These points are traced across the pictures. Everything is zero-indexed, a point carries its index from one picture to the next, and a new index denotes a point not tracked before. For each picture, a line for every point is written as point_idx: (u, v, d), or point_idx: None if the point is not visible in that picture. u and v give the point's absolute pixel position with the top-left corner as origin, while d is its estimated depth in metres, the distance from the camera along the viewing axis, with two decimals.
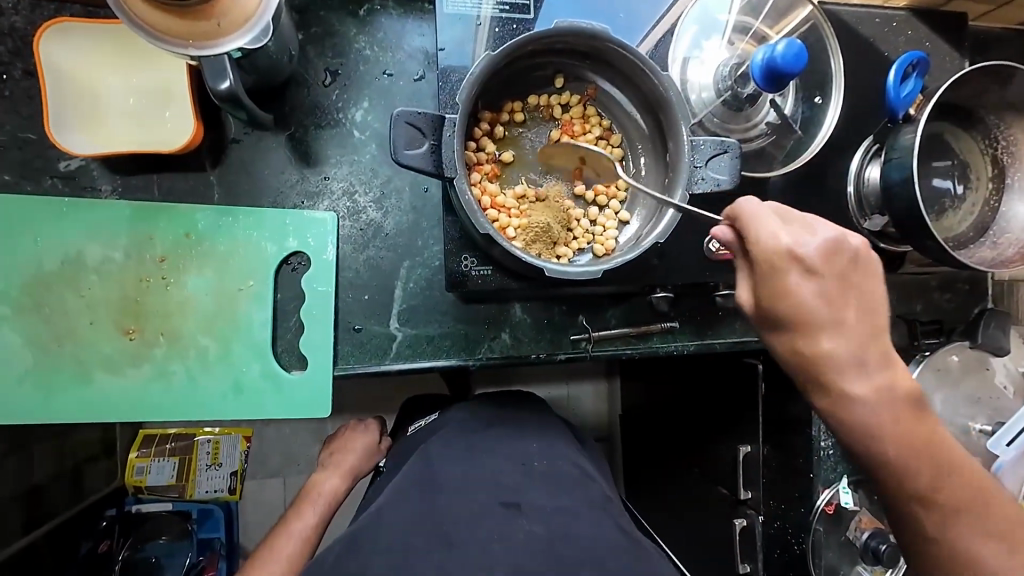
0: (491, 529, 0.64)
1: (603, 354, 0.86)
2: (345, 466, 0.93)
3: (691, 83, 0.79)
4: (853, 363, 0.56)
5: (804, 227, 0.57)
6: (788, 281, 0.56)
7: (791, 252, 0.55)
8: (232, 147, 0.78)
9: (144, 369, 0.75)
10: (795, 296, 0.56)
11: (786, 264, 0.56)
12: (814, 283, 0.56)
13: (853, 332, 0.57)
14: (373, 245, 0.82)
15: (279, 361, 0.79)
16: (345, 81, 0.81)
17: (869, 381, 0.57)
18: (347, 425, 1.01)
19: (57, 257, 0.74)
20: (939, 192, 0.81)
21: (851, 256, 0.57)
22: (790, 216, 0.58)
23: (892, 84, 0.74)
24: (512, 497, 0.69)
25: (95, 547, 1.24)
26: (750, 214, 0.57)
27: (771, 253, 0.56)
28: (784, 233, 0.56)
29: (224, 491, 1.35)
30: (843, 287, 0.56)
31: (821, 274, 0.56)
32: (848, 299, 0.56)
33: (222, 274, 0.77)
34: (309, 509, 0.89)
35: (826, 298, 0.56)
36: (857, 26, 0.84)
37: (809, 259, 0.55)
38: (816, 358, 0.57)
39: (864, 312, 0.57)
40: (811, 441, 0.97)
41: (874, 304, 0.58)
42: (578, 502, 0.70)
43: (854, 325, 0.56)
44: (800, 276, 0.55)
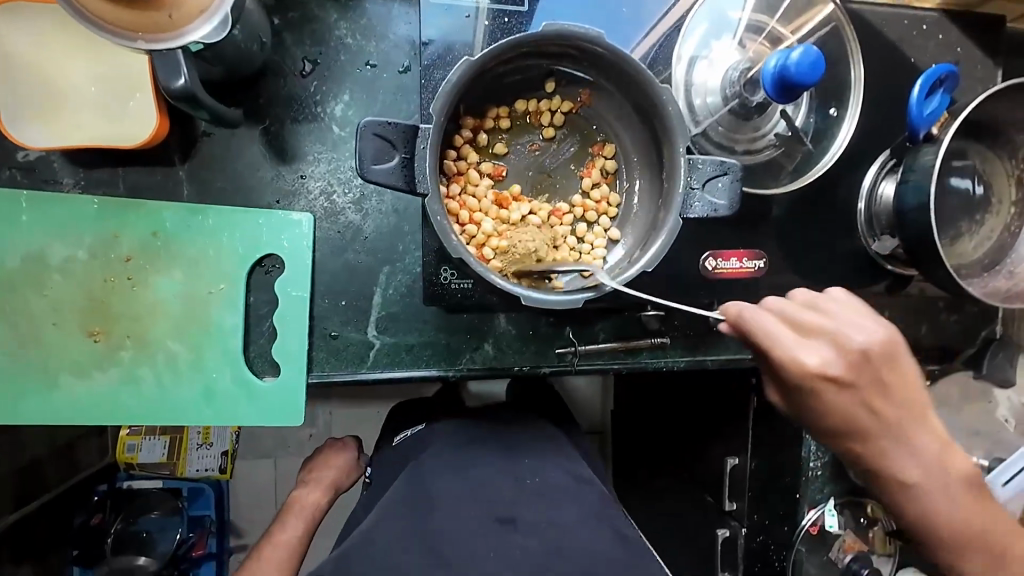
0: (489, 547, 0.62)
1: (589, 368, 0.83)
2: (324, 482, 0.93)
3: (696, 85, 0.73)
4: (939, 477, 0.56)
5: (825, 336, 0.52)
6: (823, 399, 0.52)
7: (821, 370, 0.51)
8: (202, 140, 0.73)
9: (111, 373, 0.72)
10: (834, 416, 0.53)
11: (821, 385, 0.52)
12: (849, 396, 0.52)
13: (900, 430, 0.55)
14: (351, 248, 0.78)
15: (251, 367, 0.76)
16: (324, 72, 0.75)
17: (952, 504, 0.56)
18: (327, 442, 0.99)
19: (17, 255, 0.70)
20: (958, 213, 0.75)
21: (883, 355, 0.52)
22: (804, 322, 0.53)
23: (917, 99, 0.68)
24: (506, 512, 0.66)
25: (89, 520, 1.26)
26: (766, 334, 0.53)
27: (801, 377, 0.52)
28: (809, 350, 0.52)
29: (215, 470, 1.34)
30: (880, 395, 0.53)
31: (857, 385, 0.52)
32: (884, 409, 0.53)
33: (192, 276, 0.73)
34: (293, 522, 0.88)
35: (861, 405, 0.53)
36: (883, 26, 0.77)
37: (841, 374, 0.51)
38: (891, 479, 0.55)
39: (905, 405, 0.54)
40: (800, 460, 0.95)
41: (915, 403, 0.54)
42: (569, 516, 0.67)
43: (928, 443, 0.55)
44: (834, 393, 0.52)
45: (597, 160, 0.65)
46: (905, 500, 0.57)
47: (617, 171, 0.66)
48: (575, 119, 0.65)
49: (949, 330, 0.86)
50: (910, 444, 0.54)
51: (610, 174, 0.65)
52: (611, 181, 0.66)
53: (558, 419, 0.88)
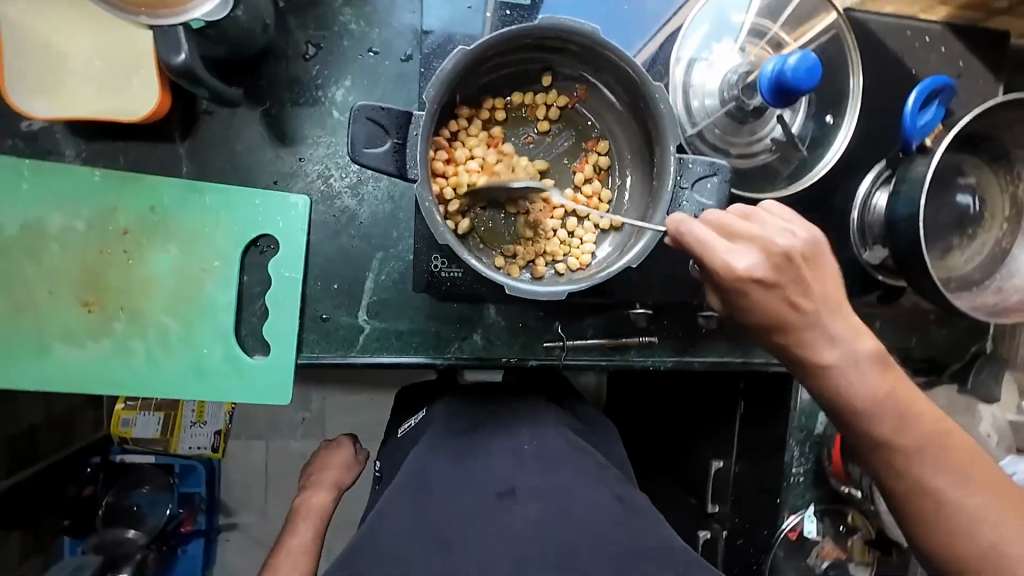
0: (490, 523, 0.60)
1: (577, 364, 0.83)
2: (327, 482, 0.94)
3: (695, 86, 0.73)
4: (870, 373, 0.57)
5: (748, 240, 0.55)
6: (748, 298, 0.55)
7: (747, 270, 0.54)
8: (203, 119, 0.74)
9: (103, 343, 0.73)
10: (760, 312, 0.56)
11: (747, 284, 0.54)
12: (771, 293, 0.55)
13: (828, 330, 0.56)
14: (345, 233, 0.78)
15: (241, 345, 0.77)
16: (327, 56, 0.76)
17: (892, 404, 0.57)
18: (321, 446, 1.00)
19: (16, 224, 0.71)
20: (948, 228, 0.76)
21: (804, 256, 0.55)
22: (731, 227, 0.56)
23: (910, 109, 0.69)
24: (506, 484, 0.64)
25: (81, 491, 1.27)
26: (697, 241, 0.55)
27: (728, 278, 0.54)
28: (735, 253, 0.54)
29: (208, 448, 1.35)
30: (803, 294, 0.55)
31: (780, 284, 0.54)
32: (807, 307, 0.55)
33: (187, 253, 0.74)
34: (303, 526, 0.88)
35: (784, 301, 0.55)
36: (886, 37, 0.78)
37: (765, 274, 0.54)
38: (812, 367, 0.57)
39: (829, 304, 0.56)
40: (784, 467, 0.95)
41: (834, 297, 0.56)
42: (571, 479, 0.65)
43: (845, 330, 0.56)
44: (760, 291, 0.55)
45: (590, 156, 0.65)
46: (830, 390, 0.57)
47: (609, 168, 0.66)
48: (570, 114, 0.65)
49: (939, 343, 0.87)
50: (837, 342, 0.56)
51: (602, 171, 0.66)
52: (603, 177, 0.66)
53: (559, 398, 0.84)
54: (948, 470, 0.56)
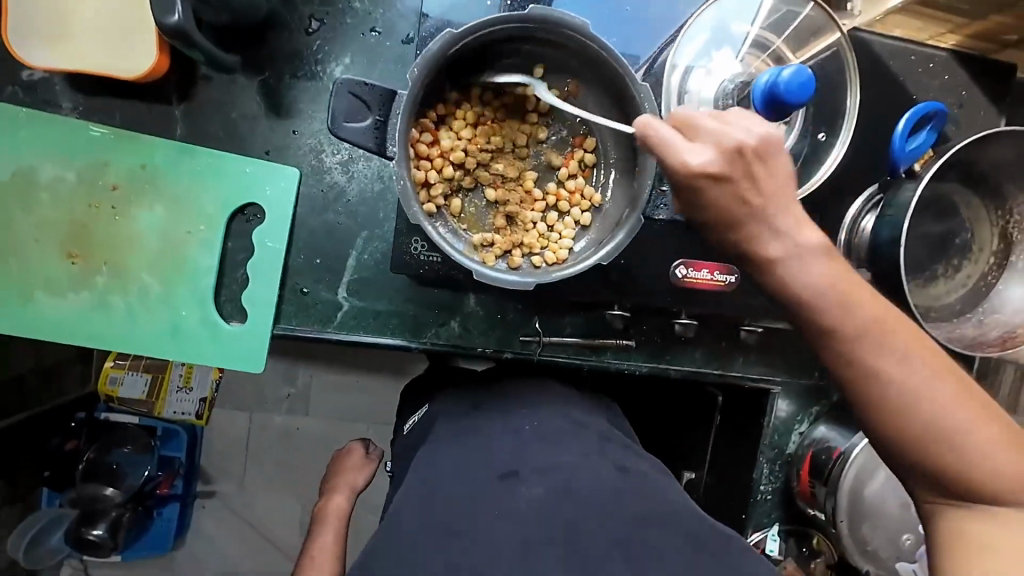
0: (492, 508, 0.56)
1: (552, 360, 0.83)
2: (343, 487, 0.99)
3: (691, 93, 0.73)
4: (817, 268, 0.50)
5: (699, 132, 0.50)
6: (700, 194, 0.51)
7: (693, 163, 0.50)
8: (201, 84, 0.75)
9: (84, 295, 0.74)
10: (714, 212, 0.52)
11: (697, 178, 0.50)
12: (726, 188, 0.50)
13: (775, 219, 0.50)
14: (332, 209, 0.79)
15: (220, 310, 0.78)
16: (329, 32, 0.76)
17: (835, 292, 0.50)
18: (336, 454, 1.06)
19: (9, 170, 0.72)
20: (932, 258, 0.76)
21: (758, 147, 0.49)
22: (684, 122, 0.51)
23: (901, 134, 0.69)
24: (510, 465, 0.60)
25: (64, 444, 1.27)
26: (656, 140, 0.50)
27: (683, 176, 0.51)
28: (685, 147, 0.50)
29: (191, 415, 1.35)
30: (751, 185, 0.50)
31: (732, 178, 0.50)
32: (756, 198, 0.50)
33: (173, 214, 0.75)
34: (326, 530, 0.93)
35: (737, 198, 0.50)
36: (889, 60, 0.79)
37: (720, 168, 0.49)
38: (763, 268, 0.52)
39: (779, 192, 0.50)
40: (751, 483, 0.94)
41: (787, 190, 0.50)
42: (574, 455, 0.62)
43: (794, 226, 0.51)
44: (713, 188, 0.50)
45: (575, 152, 0.65)
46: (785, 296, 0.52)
47: (594, 165, 0.66)
48: (558, 107, 0.65)
49: None
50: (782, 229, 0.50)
51: (587, 167, 0.66)
52: (588, 174, 0.66)
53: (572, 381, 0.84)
54: (901, 359, 0.50)
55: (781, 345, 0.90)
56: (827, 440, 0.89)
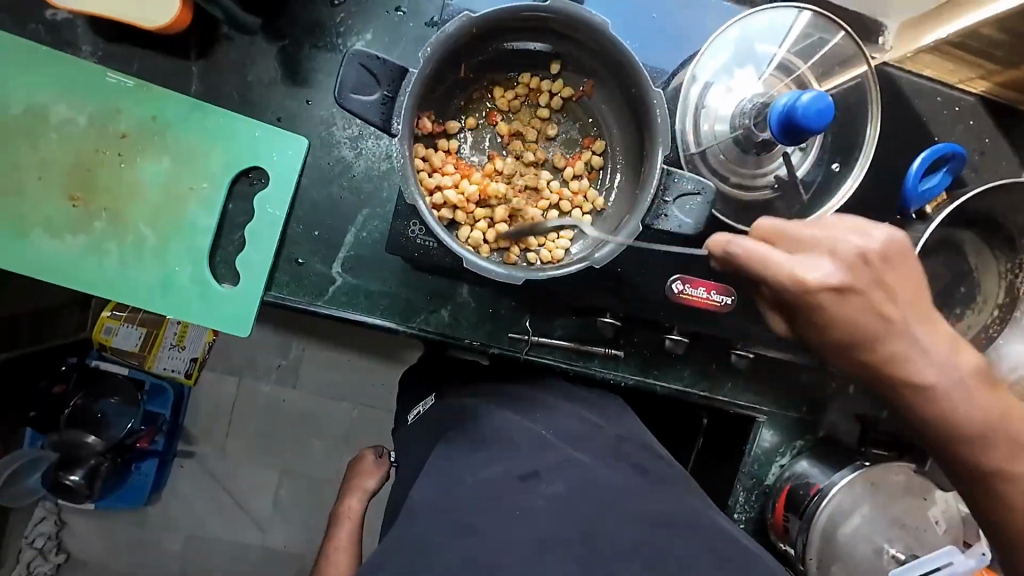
0: (514, 506, 0.61)
1: (538, 362, 0.83)
2: (358, 490, 1.05)
3: (709, 109, 0.72)
4: (942, 370, 0.54)
5: (814, 253, 0.53)
6: (828, 312, 0.53)
7: (824, 283, 0.52)
8: (221, 43, 0.75)
9: (81, 238, 0.75)
10: (841, 325, 0.54)
11: (822, 297, 0.52)
12: (860, 305, 0.53)
13: (919, 336, 0.54)
14: (336, 183, 0.79)
15: (213, 269, 0.78)
16: (354, 6, 0.76)
17: (967, 398, 0.55)
18: (359, 461, 1.12)
19: (21, 105, 0.73)
20: (934, 303, 0.74)
21: (885, 255, 0.54)
22: (789, 235, 0.55)
23: (915, 173, 0.69)
24: (528, 468, 0.65)
25: (52, 387, 1.27)
26: (764, 257, 0.53)
27: (807, 292, 0.53)
28: (807, 266, 0.53)
29: (180, 373, 1.37)
30: (888, 305, 0.53)
31: (862, 290, 0.53)
32: (895, 316, 0.53)
33: (178, 168, 0.75)
34: (342, 529, 0.98)
35: (875, 314, 0.53)
36: (915, 98, 0.78)
37: (844, 282, 0.52)
38: (908, 387, 0.55)
39: (912, 303, 0.54)
40: (725, 510, 0.92)
41: (919, 302, 0.54)
42: (591, 457, 0.68)
43: (938, 343, 0.54)
44: (836, 301, 0.53)
45: (584, 154, 0.65)
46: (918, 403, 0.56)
47: (601, 169, 0.66)
48: (572, 107, 0.65)
49: None
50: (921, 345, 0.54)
51: (593, 170, 0.65)
52: (594, 177, 0.66)
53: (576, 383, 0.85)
54: None
55: (770, 375, 0.89)
56: (806, 476, 0.87)
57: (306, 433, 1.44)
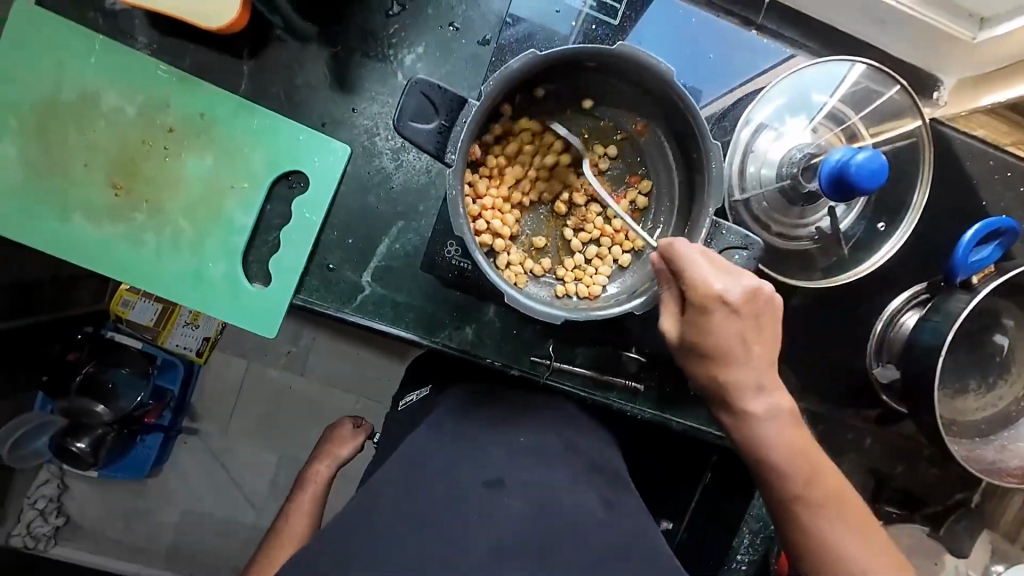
0: (471, 512, 0.61)
1: (557, 387, 0.82)
2: (327, 454, 1.00)
3: (756, 153, 0.72)
4: (771, 414, 0.58)
5: (729, 270, 0.55)
6: (711, 320, 0.54)
7: (719, 291, 0.53)
8: (274, 45, 0.75)
9: (120, 227, 0.75)
10: (714, 341, 0.55)
11: (711, 306, 0.54)
12: (735, 324, 0.55)
13: (758, 369, 0.57)
14: (373, 192, 0.79)
15: (245, 268, 0.79)
16: (408, 18, 0.76)
17: (780, 439, 0.59)
18: (339, 426, 1.05)
19: (73, 90, 0.73)
20: (966, 371, 0.73)
21: (767, 300, 0.56)
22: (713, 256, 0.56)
23: (967, 243, 0.65)
24: (495, 475, 0.65)
25: (64, 354, 1.25)
26: (687, 257, 0.54)
27: (702, 297, 0.53)
28: (710, 271, 0.54)
29: (192, 351, 1.35)
30: (752, 337, 0.56)
31: (742, 316, 0.55)
32: (753, 348, 0.56)
33: (221, 165, 0.76)
34: (304, 491, 0.95)
35: (740, 340, 0.56)
36: (966, 161, 0.77)
37: (738, 302, 0.54)
38: (742, 416, 0.58)
39: (766, 343, 0.57)
40: (728, 548, 0.95)
41: (771, 348, 0.58)
42: (559, 477, 0.67)
43: (771, 385, 0.58)
44: (721, 315, 0.54)
45: (630, 193, 0.65)
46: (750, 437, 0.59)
47: (646, 209, 0.66)
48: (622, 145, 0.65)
49: (925, 480, 0.86)
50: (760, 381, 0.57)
51: (638, 210, 0.66)
52: (638, 217, 0.66)
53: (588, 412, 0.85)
54: (853, 531, 0.59)
55: None
56: None
57: (308, 424, 1.45)
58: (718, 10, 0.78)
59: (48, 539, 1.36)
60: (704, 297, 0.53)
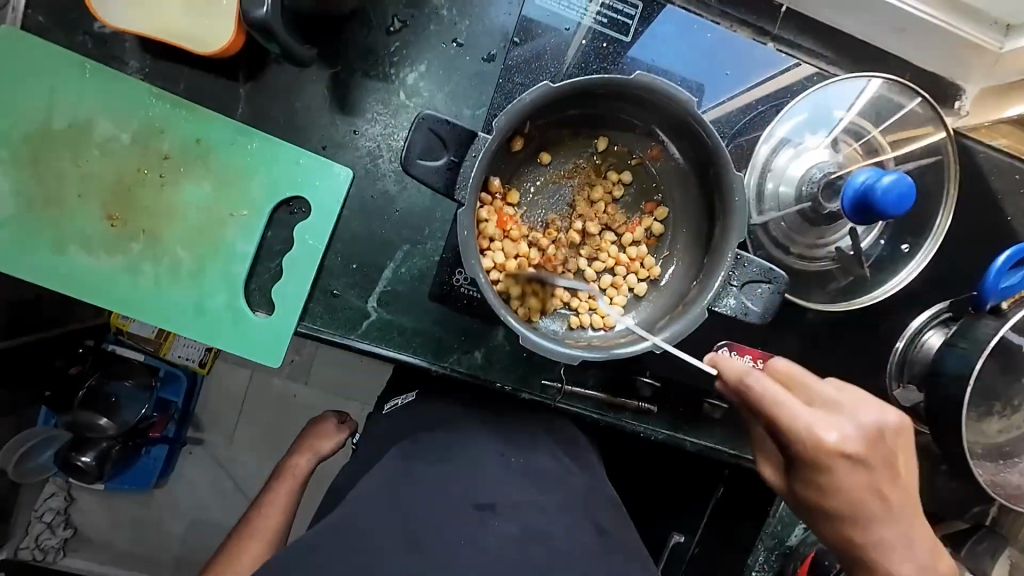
0: (462, 536, 0.59)
1: (570, 410, 0.80)
2: (306, 448, 0.97)
3: (776, 171, 0.69)
4: (901, 557, 0.56)
5: (834, 412, 0.54)
6: (832, 472, 0.53)
7: (833, 442, 0.52)
8: (270, 66, 0.72)
9: (118, 259, 0.73)
10: (841, 495, 0.54)
11: (828, 459, 0.52)
12: (859, 476, 0.53)
13: (889, 514, 0.55)
14: (378, 217, 0.76)
15: (248, 297, 0.76)
16: (410, 36, 0.73)
17: None
18: (322, 420, 1.01)
19: (65, 119, 0.71)
20: (996, 393, 0.70)
21: (897, 438, 0.54)
22: (803, 384, 0.56)
23: (999, 268, 0.64)
24: (485, 499, 0.64)
25: (67, 368, 1.19)
26: (772, 398, 0.53)
27: (819, 451, 0.52)
28: (818, 420, 0.53)
29: (195, 361, 1.28)
30: (886, 486, 0.55)
31: (870, 463, 0.53)
32: (892, 499, 0.55)
33: (220, 193, 0.73)
34: (281, 485, 0.92)
35: (875, 491, 0.54)
36: (992, 176, 0.75)
37: (854, 450, 0.52)
38: (885, 572, 0.56)
39: (895, 481, 0.55)
40: (743, 567, 0.92)
41: (910, 495, 0.56)
42: (551, 500, 0.66)
43: (910, 532, 0.57)
44: (844, 465, 0.53)
45: (645, 220, 0.65)
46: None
47: (661, 235, 0.66)
48: (636, 171, 0.65)
49: (945, 496, 0.84)
50: (895, 532, 0.56)
51: (653, 236, 0.66)
52: (653, 243, 0.66)
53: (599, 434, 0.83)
54: None
55: None
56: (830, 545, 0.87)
57: None
58: (732, 21, 0.75)
59: (58, 551, 1.31)
60: (814, 447, 0.52)
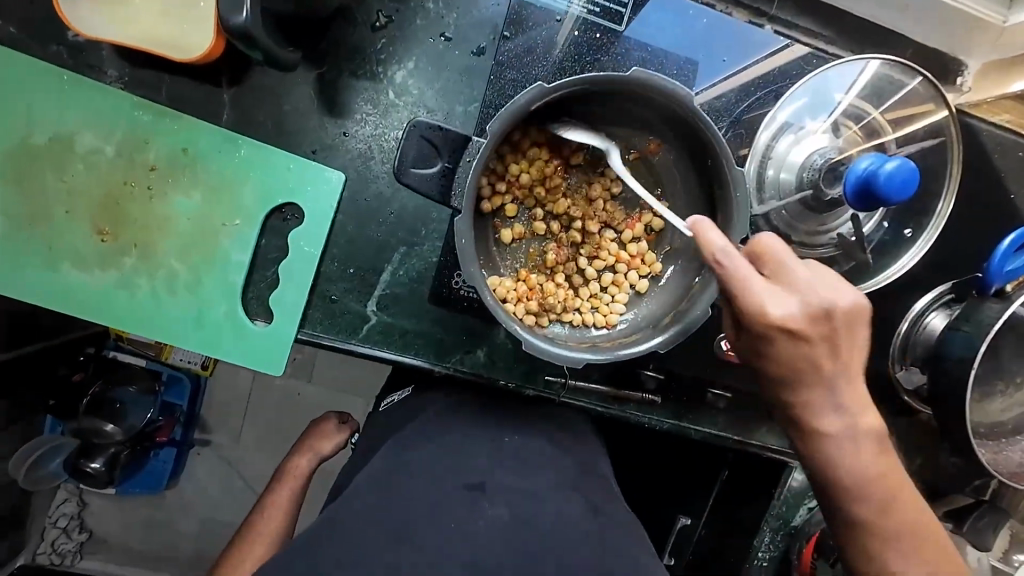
0: (452, 519, 0.58)
1: (574, 404, 0.80)
2: (308, 449, 0.96)
3: (775, 157, 0.68)
4: (844, 430, 0.57)
5: (792, 285, 0.53)
6: (774, 342, 0.54)
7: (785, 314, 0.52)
8: (254, 70, 0.70)
9: (110, 274, 0.72)
10: (780, 362, 0.55)
11: (776, 333, 0.53)
12: (799, 348, 0.54)
13: (828, 382, 0.56)
14: (374, 221, 0.75)
15: (245, 306, 0.75)
16: (396, 32, 0.71)
17: (856, 458, 0.58)
18: (324, 421, 1.00)
19: (45, 133, 0.69)
20: (996, 373, 0.71)
21: (847, 317, 0.54)
22: (775, 260, 0.54)
23: (1003, 251, 0.64)
24: (477, 479, 0.63)
25: (69, 376, 1.19)
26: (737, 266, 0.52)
27: (767, 323, 0.53)
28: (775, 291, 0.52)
29: (197, 364, 1.28)
30: (829, 353, 0.55)
31: (812, 339, 0.53)
32: (839, 364, 0.55)
33: (211, 202, 0.72)
34: (282, 487, 0.92)
35: (814, 365, 0.55)
36: (995, 154, 0.74)
37: (801, 324, 0.53)
38: (812, 432, 0.58)
39: (840, 355, 0.55)
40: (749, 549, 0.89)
41: (854, 366, 0.56)
42: (544, 484, 0.65)
43: (854, 403, 0.57)
44: (787, 339, 0.53)
45: (644, 215, 0.64)
46: (817, 449, 0.59)
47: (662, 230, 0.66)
48: (636, 167, 0.64)
49: (947, 471, 0.85)
50: (837, 400, 0.56)
51: (654, 231, 0.65)
52: (654, 239, 0.66)
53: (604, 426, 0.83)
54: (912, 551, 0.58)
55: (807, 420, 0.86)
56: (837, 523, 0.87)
57: None
58: (729, 4, 0.73)
59: (74, 554, 1.32)
60: (764, 312, 0.52)
